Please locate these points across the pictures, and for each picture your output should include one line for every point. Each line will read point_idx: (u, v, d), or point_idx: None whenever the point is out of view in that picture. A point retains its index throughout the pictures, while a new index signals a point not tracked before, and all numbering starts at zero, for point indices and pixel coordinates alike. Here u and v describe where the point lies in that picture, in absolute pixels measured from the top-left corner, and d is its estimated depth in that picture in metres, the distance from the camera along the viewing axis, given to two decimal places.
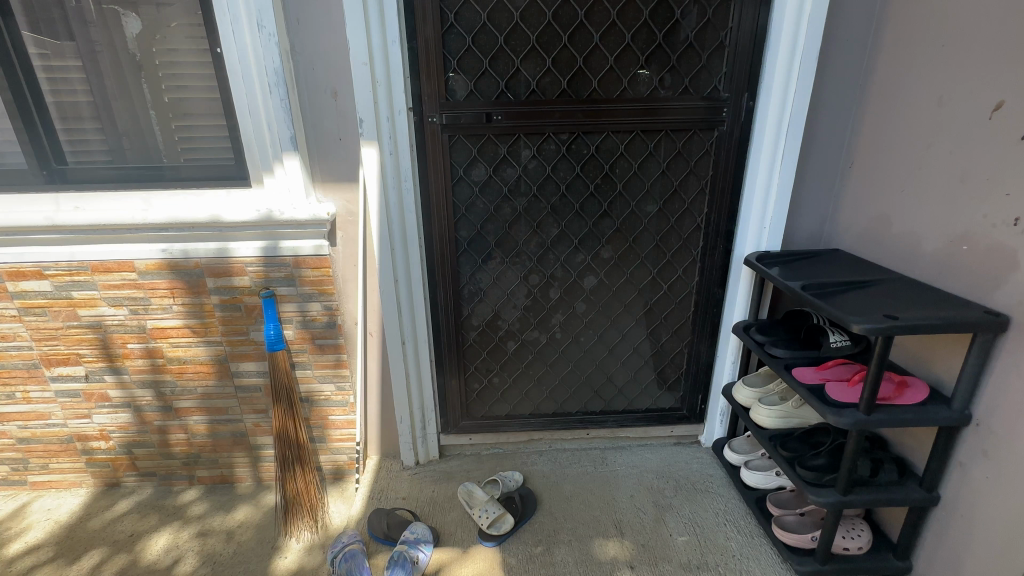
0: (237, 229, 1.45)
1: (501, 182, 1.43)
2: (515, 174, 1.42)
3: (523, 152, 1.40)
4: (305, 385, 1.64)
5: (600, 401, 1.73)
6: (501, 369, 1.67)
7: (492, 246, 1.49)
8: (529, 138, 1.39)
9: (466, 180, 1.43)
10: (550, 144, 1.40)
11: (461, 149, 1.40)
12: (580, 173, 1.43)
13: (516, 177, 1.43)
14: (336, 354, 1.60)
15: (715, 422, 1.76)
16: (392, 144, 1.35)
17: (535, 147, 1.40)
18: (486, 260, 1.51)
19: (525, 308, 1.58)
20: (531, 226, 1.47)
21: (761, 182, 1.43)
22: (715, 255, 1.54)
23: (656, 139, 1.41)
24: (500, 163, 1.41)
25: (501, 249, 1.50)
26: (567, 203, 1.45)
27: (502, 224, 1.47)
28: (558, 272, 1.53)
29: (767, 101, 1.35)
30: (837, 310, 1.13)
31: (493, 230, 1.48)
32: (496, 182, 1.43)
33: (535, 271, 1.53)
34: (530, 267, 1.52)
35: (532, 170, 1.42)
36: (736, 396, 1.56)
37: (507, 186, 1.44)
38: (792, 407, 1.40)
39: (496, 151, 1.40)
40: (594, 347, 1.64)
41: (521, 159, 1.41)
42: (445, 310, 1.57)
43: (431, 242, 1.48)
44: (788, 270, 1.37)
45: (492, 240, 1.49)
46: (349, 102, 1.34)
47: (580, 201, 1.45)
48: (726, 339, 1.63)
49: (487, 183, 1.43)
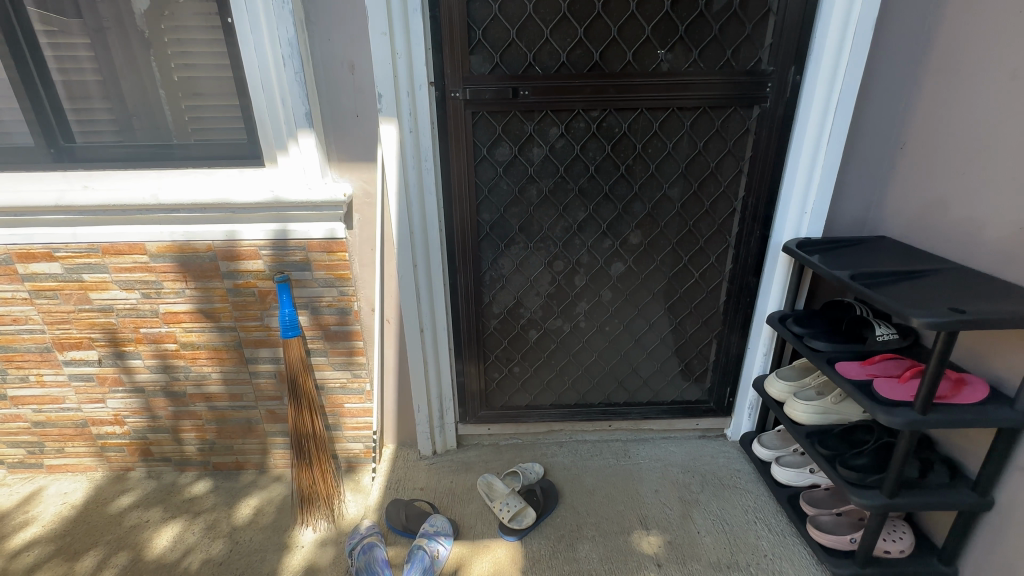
0: (251, 211, 1.39)
1: (526, 163, 1.35)
2: (541, 153, 1.34)
3: (550, 130, 1.32)
4: (320, 374, 1.61)
5: (623, 393, 1.67)
6: (522, 360, 1.61)
7: (515, 230, 1.42)
8: (556, 115, 1.30)
9: (489, 161, 1.35)
10: (577, 121, 1.31)
11: (485, 127, 1.32)
12: (610, 153, 1.34)
13: (542, 158, 1.35)
14: (352, 342, 1.55)
15: (744, 416, 1.70)
16: (413, 121, 1.28)
17: (562, 125, 1.31)
18: (508, 245, 1.44)
19: (549, 296, 1.51)
20: (556, 210, 1.40)
21: (804, 163, 1.33)
22: (751, 240, 1.45)
23: (693, 117, 1.32)
24: (525, 142, 1.33)
25: (525, 233, 1.43)
26: (595, 185, 1.37)
27: (526, 207, 1.40)
28: (584, 259, 1.46)
29: (815, 75, 1.25)
30: (891, 301, 1.04)
31: (517, 214, 1.40)
32: (521, 162, 1.35)
33: (560, 257, 1.45)
34: (555, 253, 1.45)
35: (559, 150, 1.34)
36: (769, 390, 1.50)
37: (533, 167, 1.35)
38: (830, 403, 1.35)
39: (520, 129, 1.32)
40: (619, 337, 1.57)
41: (547, 138, 1.33)
42: (465, 296, 1.51)
43: (451, 226, 1.41)
44: (832, 259, 1.29)
45: (516, 224, 1.42)
46: (367, 76, 1.26)
47: (610, 183, 1.37)
48: (759, 329, 1.55)
49: (511, 163, 1.35)
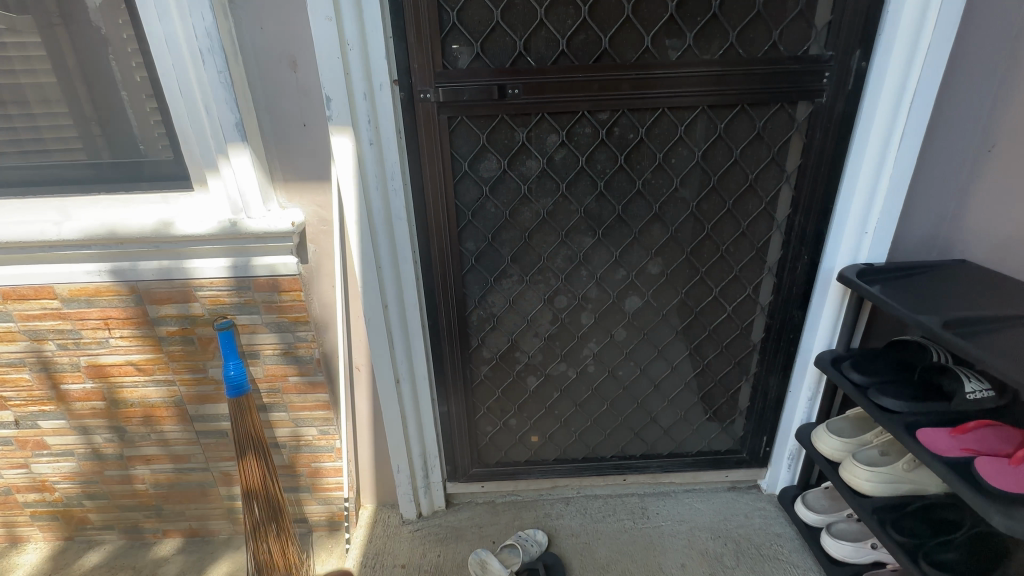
0: (197, 243, 1.11)
1: (518, 179, 1.08)
2: (537, 167, 1.07)
3: (547, 138, 1.04)
4: (282, 430, 1.36)
5: (640, 445, 1.41)
6: (519, 411, 1.34)
7: (507, 261, 1.15)
8: (555, 118, 1.03)
9: (472, 177, 1.08)
10: (581, 126, 1.03)
11: (465, 135, 1.05)
12: (624, 165, 1.06)
13: (538, 172, 1.07)
14: (317, 395, 1.31)
15: (782, 467, 1.44)
16: (373, 130, 1.01)
17: (562, 132, 1.04)
18: (499, 279, 1.18)
19: (550, 337, 1.25)
20: (557, 236, 1.13)
21: (867, 173, 1.06)
22: (798, 267, 1.17)
23: (728, 118, 1.04)
24: (516, 153, 1.06)
25: (519, 264, 1.16)
26: (605, 205, 1.10)
27: (520, 232, 1.13)
28: (592, 293, 1.19)
29: (887, 61, 0.97)
30: (1022, 378, 0.79)
31: (508, 241, 1.14)
32: (511, 178, 1.08)
33: (562, 292, 1.19)
34: (556, 287, 1.18)
35: (559, 163, 1.06)
36: (819, 447, 1.24)
37: (526, 184, 1.08)
38: (901, 470, 1.09)
39: (510, 137, 1.05)
40: (636, 383, 1.31)
41: (544, 148, 1.05)
42: (448, 340, 1.24)
43: (428, 257, 1.15)
44: (907, 295, 1.02)
45: (508, 254, 1.15)
46: (313, 75, 0.99)
47: (623, 201, 1.10)
48: (803, 369, 1.29)
49: (499, 180, 1.08)
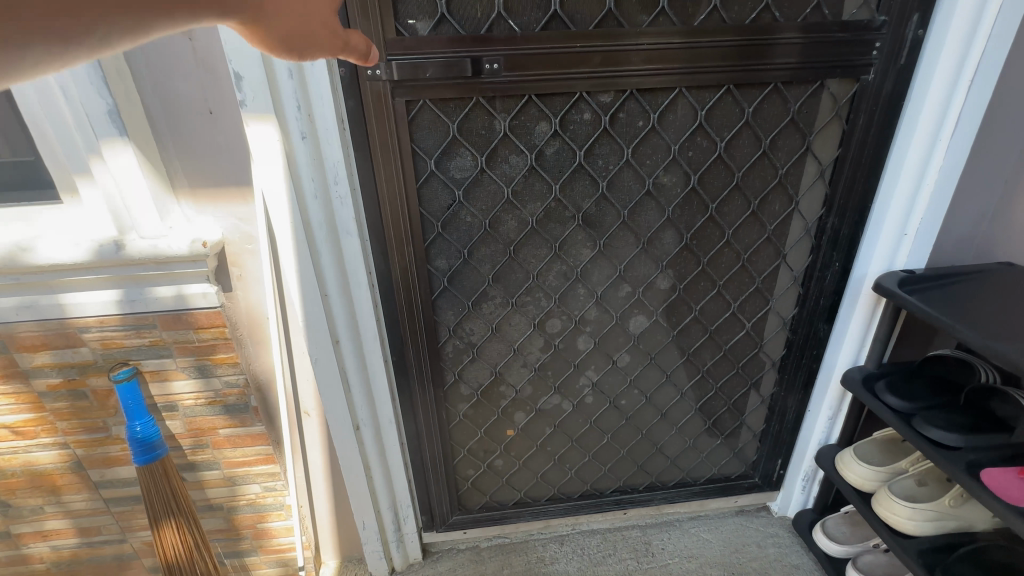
0: (68, 273, 0.84)
1: (500, 179, 0.85)
2: (522, 164, 0.84)
3: (536, 128, 0.82)
4: (215, 490, 1.11)
5: (643, 477, 1.24)
6: (505, 451, 1.14)
7: (488, 281, 0.93)
8: (546, 102, 0.80)
9: (441, 179, 0.85)
10: (579, 112, 0.81)
11: (430, 125, 0.81)
12: (631, 161, 0.85)
13: (524, 171, 0.85)
14: (256, 448, 1.06)
15: (796, 490, 1.30)
16: (305, 118, 0.76)
17: (555, 120, 0.81)
18: (478, 303, 0.96)
19: (541, 367, 1.04)
20: (549, 249, 0.91)
21: (913, 165, 0.89)
22: (827, 275, 1.00)
23: (756, 101, 0.84)
24: (496, 148, 0.83)
25: (502, 284, 0.94)
26: (607, 209, 0.89)
27: (503, 245, 0.90)
28: (591, 314, 0.99)
29: (951, 28, 0.78)
30: None
31: (489, 257, 0.91)
32: (491, 179, 0.85)
33: (555, 315, 0.98)
34: (548, 309, 0.97)
35: (550, 159, 0.84)
36: (846, 476, 1.10)
37: (510, 185, 0.86)
38: (947, 505, 0.96)
39: (488, 127, 0.82)
40: (641, 412, 1.13)
41: (532, 141, 0.83)
42: (418, 376, 1.02)
43: (388, 280, 0.91)
44: (962, 308, 0.86)
45: (488, 273, 0.93)
46: (216, 42, 0.73)
47: (629, 205, 0.89)
48: (825, 386, 1.14)
49: (476, 181, 0.85)
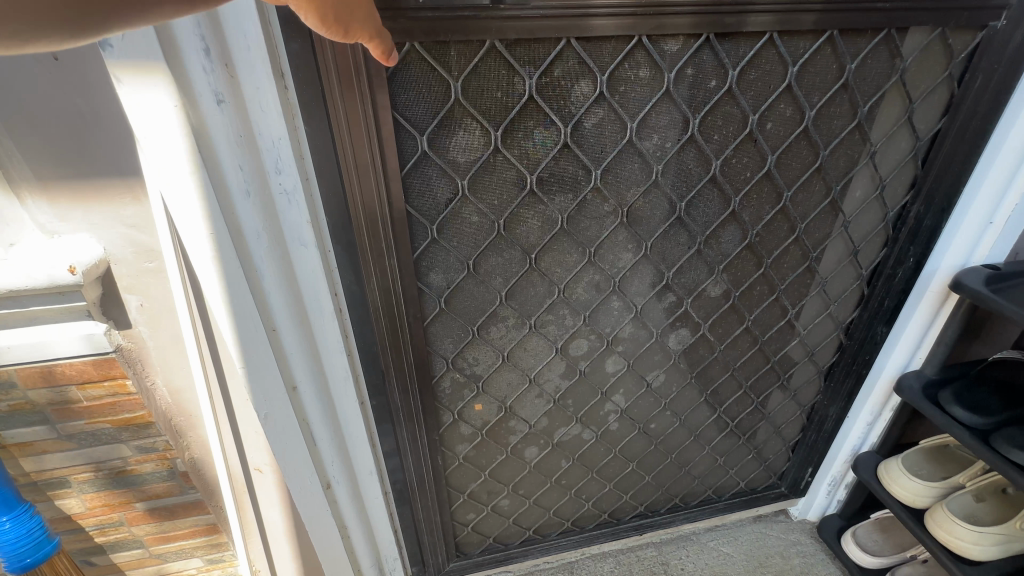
0: None
1: (521, 163, 0.61)
2: (553, 141, 0.61)
3: (576, 86, 0.58)
4: (139, 570, 0.85)
5: (664, 497, 1.09)
6: (513, 489, 0.94)
7: (499, 299, 0.71)
8: (590, 51, 0.56)
9: (437, 164, 0.60)
10: (633, 66, 0.59)
11: (420, 86, 0.55)
12: (696, 137, 0.65)
13: (554, 152, 0.61)
14: (192, 517, 0.81)
15: (821, 495, 1.20)
16: (220, 71, 0.47)
17: (602, 77, 0.58)
18: (486, 326, 0.73)
19: (561, 396, 0.84)
20: (580, 254, 0.70)
21: (1020, 139, 0.73)
22: (898, 273, 0.87)
23: (861, 54, 0.66)
24: (518, 117, 0.59)
25: (517, 302, 0.72)
26: (657, 200, 0.68)
27: (520, 253, 0.68)
28: (625, 331, 0.79)
29: None
30: None
31: (500, 268, 0.69)
32: (508, 163, 0.61)
33: (582, 334, 0.78)
34: (573, 329, 0.77)
35: (590, 136, 0.62)
36: (893, 491, 0.99)
37: (535, 171, 0.62)
38: (1015, 527, 0.86)
39: (507, 88, 0.57)
40: (671, 434, 0.96)
41: (566, 108, 0.59)
42: (405, 417, 0.79)
43: (368, 308, 0.67)
44: None
45: (500, 288, 0.70)
46: None
47: (687, 195, 0.69)
48: (870, 392, 1.01)
49: (487, 166, 0.61)
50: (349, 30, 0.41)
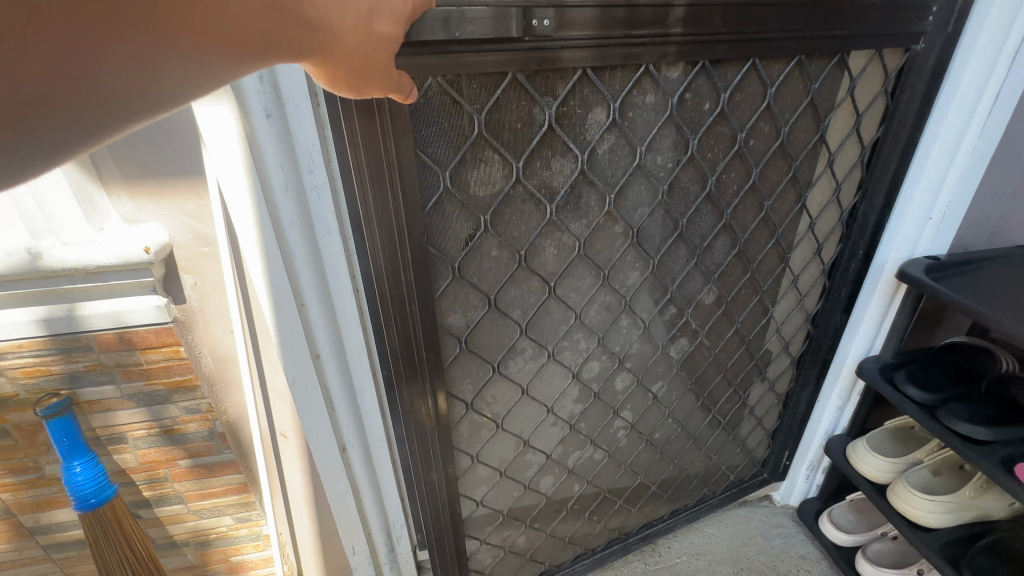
0: None
1: (540, 209, 0.73)
2: (572, 166, 0.71)
3: (593, 112, 0.69)
4: (178, 525, 0.97)
5: (660, 496, 1.19)
6: (531, 499, 1.03)
7: (520, 332, 0.82)
8: (603, 79, 0.66)
9: (460, 211, 0.69)
10: (641, 93, 0.70)
11: (445, 143, 0.64)
12: (693, 158, 0.78)
13: (573, 177, 0.72)
14: (226, 476, 0.93)
15: (800, 480, 1.28)
16: (270, 92, 0.61)
17: (614, 104, 0.69)
18: (509, 357, 0.84)
19: (576, 421, 0.97)
20: (597, 276, 0.82)
21: (945, 145, 0.84)
22: (852, 266, 0.96)
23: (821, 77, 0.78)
24: (537, 147, 0.68)
25: (535, 331, 0.84)
26: (662, 223, 0.81)
27: (537, 294, 0.80)
28: (633, 348, 0.93)
29: None
30: None
31: (520, 300, 0.80)
32: (525, 195, 0.71)
33: (598, 355, 0.91)
34: (588, 352, 0.90)
35: (603, 161, 0.73)
36: (859, 468, 1.07)
37: (553, 207, 0.73)
38: (966, 497, 0.93)
39: (530, 122, 0.66)
40: (660, 424, 1.06)
41: (583, 137, 0.70)
42: (426, 444, 0.85)
43: (389, 345, 0.75)
44: (993, 295, 0.83)
45: (520, 320, 0.81)
46: None
47: (688, 214, 0.82)
48: (837, 377, 1.10)
49: (506, 201, 0.71)
50: (362, 91, 0.48)
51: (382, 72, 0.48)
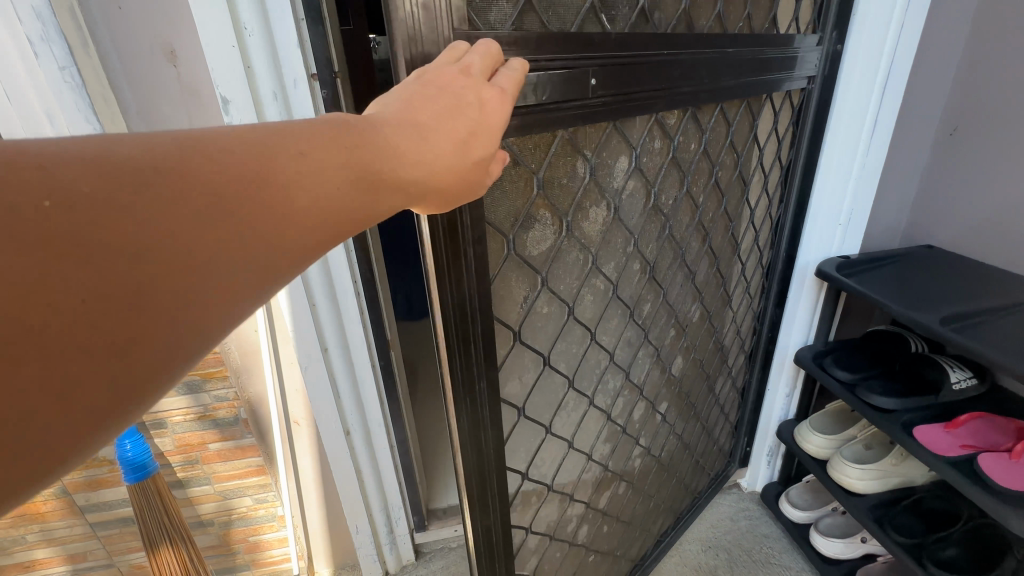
0: None
1: (580, 256, 0.74)
2: (603, 217, 0.75)
3: (617, 160, 0.72)
4: (206, 504, 1.11)
5: (662, 512, 1.25)
6: (568, 550, 1.01)
7: (568, 384, 0.82)
8: (628, 130, 0.70)
9: (519, 274, 0.67)
10: (653, 140, 0.75)
11: (508, 208, 0.61)
12: (689, 194, 0.87)
13: (604, 223, 0.75)
14: (247, 459, 1.08)
15: (762, 465, 1.41)
16: None
17: (635, 152, 0.73)
18: (558, 410, 0.84)
19: (607, 459, 1.00)
20: (623, 314, 0.87)
21: (839, 163, 1.02)
22: (778, 266, 1.14)
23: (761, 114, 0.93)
24: (582, 198, 0.70)
25: (578, 378, 0.84)
26: (665, 252, 0.90)
27: (578, 343, 0.81)
28: (647, 375, 1.00)
29: (864, 50, 0.92)
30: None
31: (565, 351, 0.80)
32: (573, 246, 0.72)
33: (625, 386, 0.95)
34: (616, 387, 0.93)
35: (625, 202, 0.77)
36: (804, 447, 1.20)
37: (593, 251, 0.76)
38: (890, 465, 1.07)
39: (575, 179, 0.67)
40: (666, 440, 1.14)
41: (612, 183, 0.73)
42: (494, 535, 0.77)
43: (455, 433, 0.66)
44: (889, 285, 0.99)
45: (565, 372, 0.81)
46: (199, 68, 0.75)
47: (684, 242, 0.92)
48: (781, 366, 1.25)
49: (557, 255, 0.71)
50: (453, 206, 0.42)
51: (474, 177, 0.41)
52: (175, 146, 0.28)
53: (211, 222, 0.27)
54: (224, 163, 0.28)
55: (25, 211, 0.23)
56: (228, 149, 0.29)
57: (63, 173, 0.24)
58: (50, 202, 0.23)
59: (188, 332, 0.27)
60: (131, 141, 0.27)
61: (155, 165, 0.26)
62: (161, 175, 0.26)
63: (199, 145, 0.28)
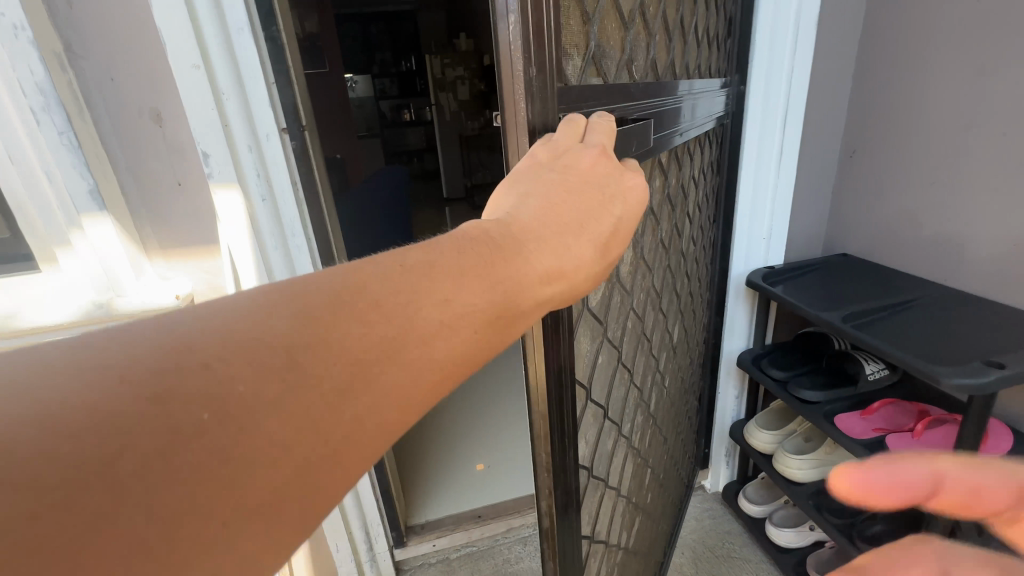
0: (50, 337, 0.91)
1: (621, 304, 0.79)
2: (632, 266, 0.81)
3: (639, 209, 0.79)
4: None
5: (661, 534, 1.29)
6: None
7: (615, 426, 0.86)
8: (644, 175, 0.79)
9: (589, 332, 0.70)
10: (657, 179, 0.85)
11: None
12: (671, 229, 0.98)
13: (633, 270, 0.81)
14: None
15: (721, 465, 1.51)
16: (265, 184, 0.92)
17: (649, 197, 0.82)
18: (609, 455, 0.86)
19: (633, 494, 1.04)
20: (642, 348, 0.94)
21: (752, 183, 1.19)
22: (714, 277, 1.28)
23: (701, 148, 1.07)
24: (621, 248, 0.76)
25: (619, 420, 0.88)
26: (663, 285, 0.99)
27: (619, 385, 0.86)
28: (653, 402, 1.07)
29: (762, 89, 1.11)
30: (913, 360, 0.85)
31: (614, 395, 0.84)
32: (617, 296, 0.77)
33: (643, 416, 1.02)
34: (637, 418, 0.99)
35: (643, 245, 0.85)
36: (752, 443, 1.30)
37: (628, 297, 0.82)
38: (825, 453, 1.17)
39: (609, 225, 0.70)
40: (661, 460, 1.20)
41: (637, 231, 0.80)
42: None
43: (548, 506, 0.65)
44: (805, 290, 1.12)
45: (613, 416, 0.85)
46: (184, 128, 0.86)
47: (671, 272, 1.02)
48: (727, 370, 1.37)
49: (608, 307, 0.75)
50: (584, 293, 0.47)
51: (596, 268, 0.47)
52: (310, 312, 0.31)
53: (323, 399, 0.30)
54: (367, 328, 0.32)
55: (186, 428, 0.26)
56: (369, 306, 0.33)
57: (225, 368, 0.28)
58: (209, 414, 0.26)
59: (337, 475, 0.30)
60: (269, 317, 0.30)
61: (292, 345, 0.30)
62: (301, 356, 0.30)
63: (355, 299, 0.33)
